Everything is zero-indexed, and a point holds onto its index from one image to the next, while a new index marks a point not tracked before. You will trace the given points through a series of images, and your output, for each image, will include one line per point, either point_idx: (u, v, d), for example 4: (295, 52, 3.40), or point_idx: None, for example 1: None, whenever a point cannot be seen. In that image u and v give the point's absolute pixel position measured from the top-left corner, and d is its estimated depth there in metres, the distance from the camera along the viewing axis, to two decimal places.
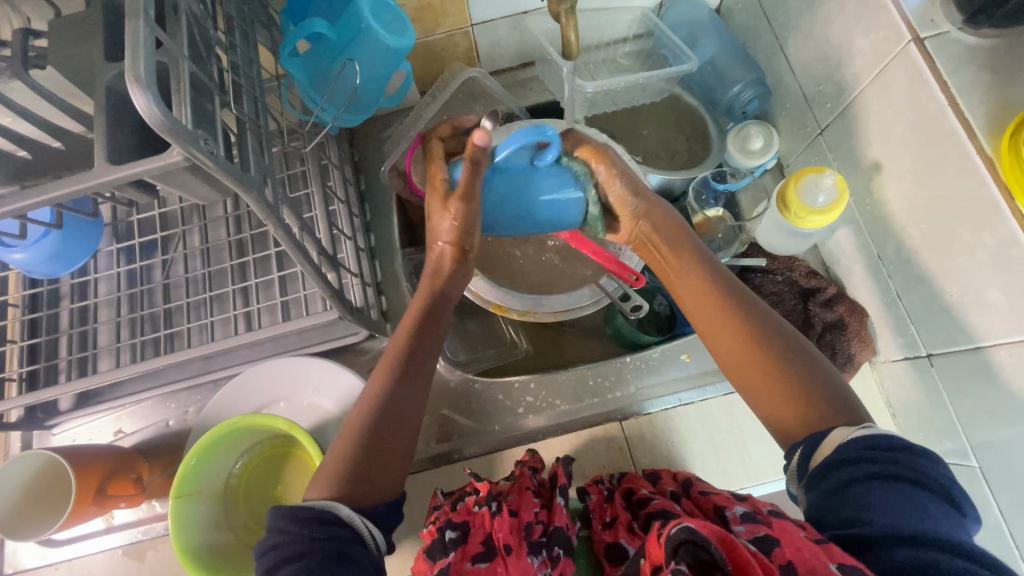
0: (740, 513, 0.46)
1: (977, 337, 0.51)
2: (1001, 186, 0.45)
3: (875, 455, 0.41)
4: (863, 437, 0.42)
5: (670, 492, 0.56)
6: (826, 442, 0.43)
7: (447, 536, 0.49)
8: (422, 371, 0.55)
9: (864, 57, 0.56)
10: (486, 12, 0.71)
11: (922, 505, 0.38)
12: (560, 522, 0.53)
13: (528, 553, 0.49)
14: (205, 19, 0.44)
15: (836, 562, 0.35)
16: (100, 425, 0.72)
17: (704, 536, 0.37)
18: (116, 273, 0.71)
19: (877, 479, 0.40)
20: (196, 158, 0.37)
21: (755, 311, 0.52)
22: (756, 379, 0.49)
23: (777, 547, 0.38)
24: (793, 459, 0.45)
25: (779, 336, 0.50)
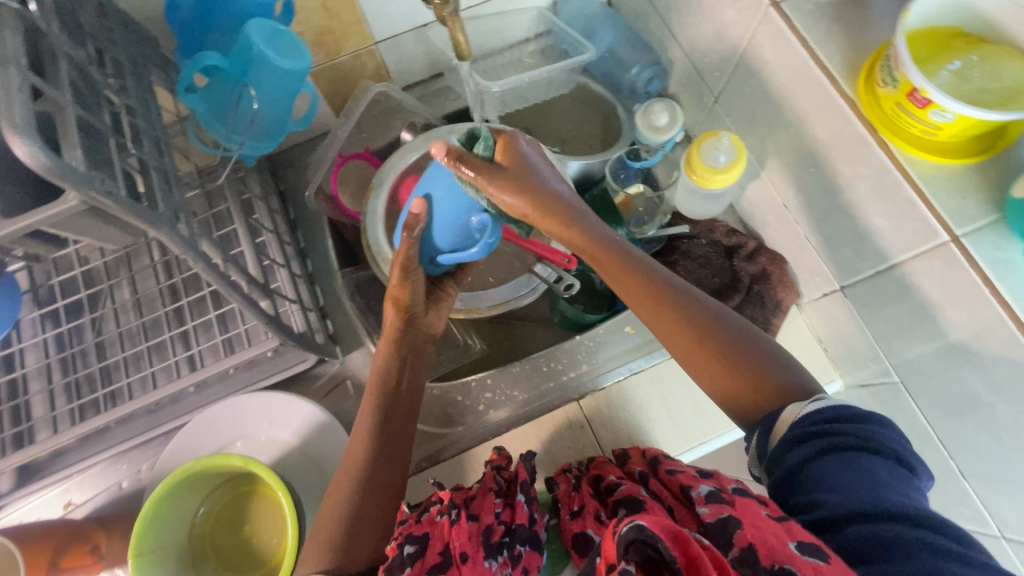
0: (704, 494, 0.46)
1: (875, 262, 0.56)
2: (865, 123, 0.50)
3: (827, 433, 0.45)
4: (814, 415, 0.46)
5: (639, 474, 0.56)
6: (780, 422, 0.47)
7: (405, 551, 0.47)
8: (397, 440, 0.57)
9: (736, 25, 0.61)
10: (386, 29, 0.73)
11: (870, 470, 0.42)
12: (521, 519, 0.52)
13: (484, 558, 0.47)
14: (89, 65, 0.44)
15: (794, 540, 0.39)
16: (48, 501, 0.69)
17: (654, 533, 0.37)
18: (43, 340, 0.68)
19: (827, 452, 0.44)
20: (94, 200, 0.37)
21: (688, 309, 0.54)
22: (707, 366, 0.53)
23: (740, 530, 0.40)
24: (755, 441, 0.50)
25: (716, 326, 0.53)
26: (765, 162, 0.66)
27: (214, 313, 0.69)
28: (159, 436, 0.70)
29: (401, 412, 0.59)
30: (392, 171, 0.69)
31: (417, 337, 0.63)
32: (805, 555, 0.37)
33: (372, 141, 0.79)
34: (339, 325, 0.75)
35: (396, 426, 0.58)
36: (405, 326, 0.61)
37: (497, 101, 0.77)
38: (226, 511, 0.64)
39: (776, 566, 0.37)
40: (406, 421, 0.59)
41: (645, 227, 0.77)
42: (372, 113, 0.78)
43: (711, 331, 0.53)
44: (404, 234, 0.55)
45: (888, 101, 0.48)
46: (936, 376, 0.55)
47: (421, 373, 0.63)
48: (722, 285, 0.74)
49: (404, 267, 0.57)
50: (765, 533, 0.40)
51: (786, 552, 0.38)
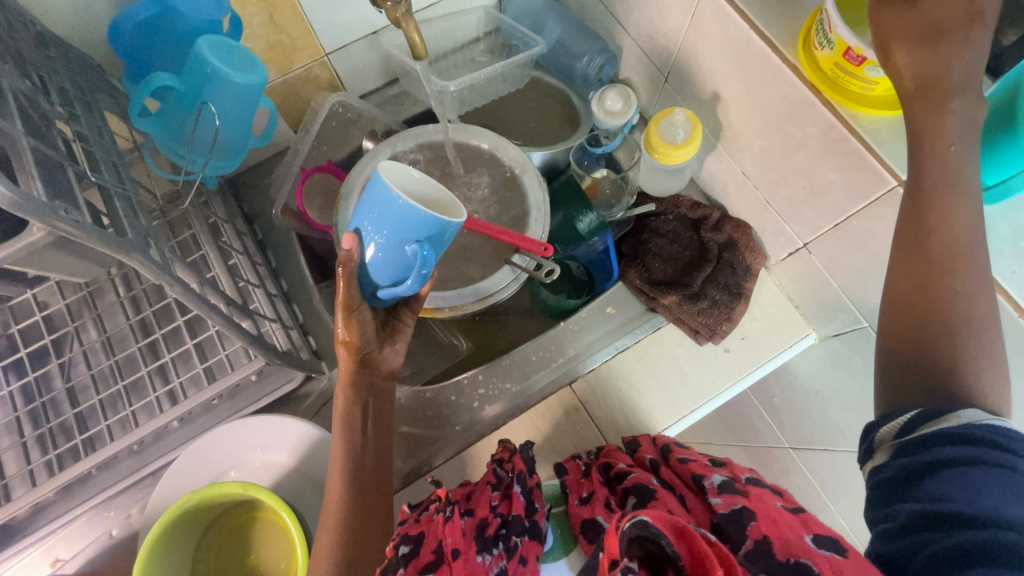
0: (717, 484, 0.51)
1: (833, 215, 0.59)
2: (809, 85, 0.53)
3: (986, 442, 0.40)
4: (995, 429, 0.41)
5: (649, 461, 0.58)
6: (958, 414, 0.42)
7: (401, 551, 0.47)
8: (377, 478, 0.57)
9: (677, 5, 0.64)
10: (336, 39, 0.73)
11: (1023, 495, 0.39)
12: (517, 510, 0.52)
13: (477, 553, 0.47)
14: (37, 95, 0.43)
15: (809, 535, 0.44)
16: (32, 561, 0.65)
17: (659, 530, 0.38)
18: (8, 393, 0.65)
19: (987, 467, 0.40)
20: (60, 230, 0.36)
21: (948, 223, 0.45)
22: (930, 329, 0.46)
23: (755, 522, 0.46)
24: (902, 417, 0.44)
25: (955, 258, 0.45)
26: (720, 134, 0.69)
27: (194, 342, 0.68)
28: (147, 477, 0.68)
29: (378, 453, 0.58)
30: (358, 178, 0.68)
31: (374, 376, 0.60)
32: (820, 549, 0.43)
33: (334, 152, 0.78)
34: (322, 340, 0.74)
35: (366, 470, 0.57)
36: (360, 365, 0.58)
37: (456, 100, 0.77)
38: (228, 543, 0.62)
39: (791, 560, 0.42)
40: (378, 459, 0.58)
41: (615, 210, 0.79)
42: (331, 125, 0.77)
43: (952, 264, 0.45)
44: (341, 273, 0.50)
45: (827, 63, 0.51)
46: None
47: (388, 416, 0.61)
48: (693, 257, 0.76)
49: (346, 307, 0.52)
50: (780, 528, 0.45)
51: (801, 544, 0.43)
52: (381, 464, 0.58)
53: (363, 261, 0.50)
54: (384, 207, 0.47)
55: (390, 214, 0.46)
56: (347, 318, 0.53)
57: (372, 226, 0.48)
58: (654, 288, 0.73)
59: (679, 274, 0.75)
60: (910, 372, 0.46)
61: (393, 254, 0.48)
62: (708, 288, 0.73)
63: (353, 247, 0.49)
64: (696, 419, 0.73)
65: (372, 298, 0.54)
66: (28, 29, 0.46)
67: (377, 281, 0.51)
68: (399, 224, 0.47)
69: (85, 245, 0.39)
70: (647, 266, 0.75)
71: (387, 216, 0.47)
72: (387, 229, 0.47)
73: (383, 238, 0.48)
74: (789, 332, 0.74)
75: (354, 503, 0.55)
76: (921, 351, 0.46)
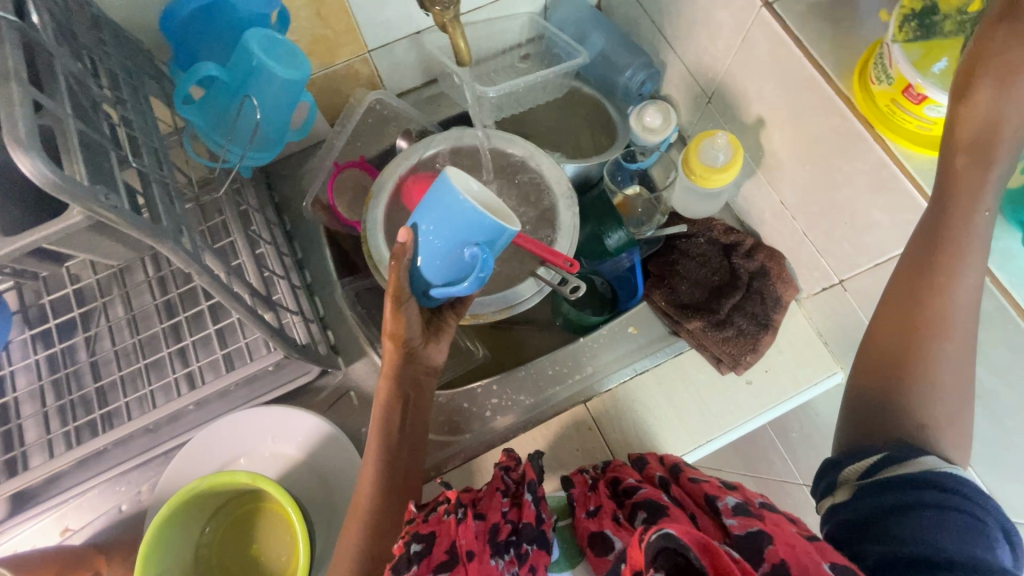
0: (731, 505, 0.48)
1: (874, 255, 0.57)
2: (862, 119, 0.51)
3: (942, 489, 0.41)
4: (950, 473, 0.42)
5: (659, 479, 0.57)
6: (911, 461, 0.43)
7: (412, 549, 0.46)
8: (401, 475, 0.57)
9: (728, 26, 0.62)
10: (380, 36, 0.73)
11: (982, 538, 0.40)
12: (528, 518, 0.50)
13: (491, 556, 0.46)
14: (87, 77, 0.43)
15: (828, 561, 0.40)
16: (44, 528, 0.67)
17: (685, 543, 0.37)
18: (34, 362, 0.67)
19: (948, 510, 0.40)
20: (99, 216, 0.37)
21: (952, 288, 0.45)
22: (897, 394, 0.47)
23: (772, 546, 0.42)
24: (867, 459, 0.45)
25: (947, 325, 0.46)
26: (760, 161, 0.67)
27: (216, 328, 0.67)
28: (159, 456, 0.69)
29: (406, 446, 0.58)
30: (391, 176, 0.68)
31: (416, 372, 0.59)
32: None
33: (368, 148, 0.78)
34: (340, 336, 0.74)
35: (398, 462, 0.57)
36: (404, 360, 0.57)
37: (494, 106, 0.77)
38: (232, 530, 0.62)
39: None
40: (406, 450, 0.58)
41: (645, 228, 0.79)
42: (367, 121, 0.77)
43: (941, 327, 0.46)
44: (392, 265, 0.50)
45: (883, 97, 0.49)
46: None
47: (420, 408, 0.60)
48: (723, 283, 0.74)
49: (395, 298, 0.52)
50: (797, 551, 0.41)
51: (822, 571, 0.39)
52: (414, 459, 0.59)
53: (416, 258, 0.51)
54: (447, 208, 0.47)
55: (453, 215, 0.47)
56: (395, 311, 0.53)
57: (432, 226, 0.48)
58: (679, 312, 0.72)
59: (706, 299, 0.73)
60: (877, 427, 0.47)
61: (450, 256, 0.49)
62: (734, 316, 0.71)
63: (408, 241, 0.49)
64: (713, 449, 0.70)
65: (422, 296, 0.54)
66: (84, 10, 0.47)
67: (429, 279, 0.51)
68: (462, 227, 0.47)
69: (121, 230, 0.40)
70: (673, 289, 0.74)
71: (449, 217, 0.47)
72: (447, 231, 0.48)
73: (442, 240, 0.48)
74: (814, 369, 0.71)
75: (381, 490, 0.55)
76: (894, 406, 0.47)
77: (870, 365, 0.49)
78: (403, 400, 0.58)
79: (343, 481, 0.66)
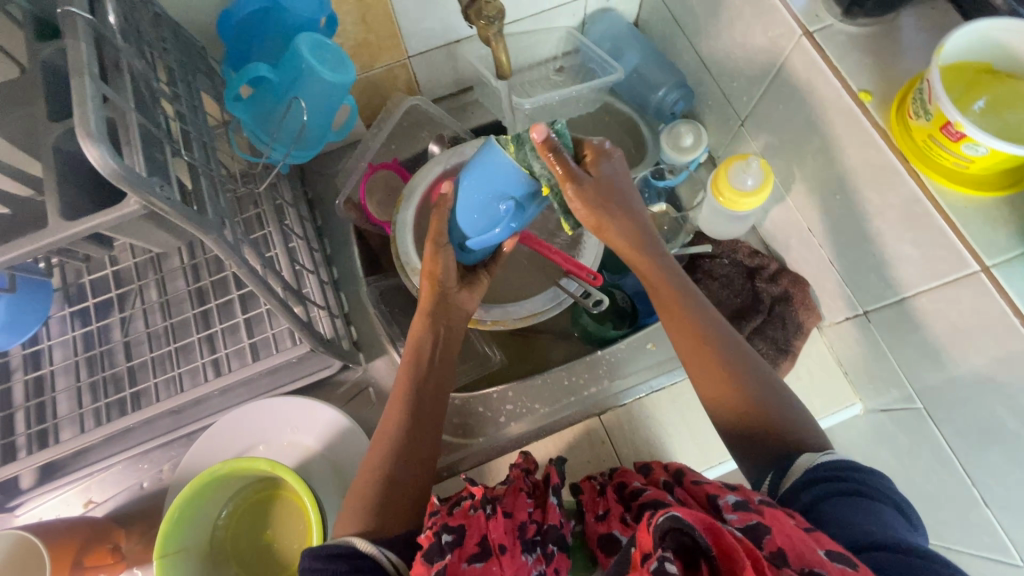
0: (732, 501, 0.45)
1: (901, 288, 0.57)
2: (897, 152, 0.51)
3: (833, 476, 0.45)
4: (823, 462, 0.47)
5: (663, 482, 0.56)
6: (794, 468, 0.48)
7: (443, 539, 0.46)
8: (427, 416, 0.58)
9: (766, 52, 0.62)
10: (421, 43, 0.75)
11: (879, 514, 0.43)
12: (552, 520, 0.52)
13: (522, 552, 0.47)
14: (148, 72, 0.45)
15: (823, 548, 0.39)
16: (68, 498, 0.69)
17: (689, 524, 0.38)
18: (72, 338, 0.70)
19: (838, 495, 0.44)
20: (153, 206, 0.38)
21: (699, 323, 0.57)
22: (743, 416, 0.53)
23: (770, 535, 0.40)
24: (765, 483, 0.50)
25: (735, 345, 0.57)
26: (790, 187, 0.67)
27: (245, 317, 0.69)
28: (182, 437, 0.71)
29: (435, 380, 0.60)
30: (422, 183, 0.69)
31: (451, 314, 0.61)
32: (834, 562, 0.38)
33: (401, 151, 0.80)
34: (363, 332, 0.76)
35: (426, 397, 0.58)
36: (438, 301, 0.60)
37: (528, 117, 0.78)
38: (247, 515, 0.64)
39: (806, 569, 0.38)
40: (433, 389, 0.60)
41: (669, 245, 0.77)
42: (403, 125, 0.79)
43: (724, 363, 0.55)
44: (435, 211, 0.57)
45: (920, 133, 0.49)
46: (959, 404, 0.55)
47: (448, 351, 0.62)
48: (743, 305, 0.75)
49: (433, 241, 0.57)
50: (795, 540, 0.40)
51: (815, 556, 0.38)
52: (440, 394, 0.60)
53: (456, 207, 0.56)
54: (485, 169, 0.50)
55: (491, 174, 0.50)
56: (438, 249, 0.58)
57: (470, 186, 0.52)
58: None
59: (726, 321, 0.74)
60: (755, 448, 0.52)
61: (479, 210, 0.53)
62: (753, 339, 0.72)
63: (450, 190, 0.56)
64: (726, 471, 0.70)
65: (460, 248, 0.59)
66: (148, 8, 0.50)
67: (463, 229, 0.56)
68: (488, 182, 0.50)
69: (171, 220, 0.41)
70: None
71: (488, 178, 0.50)
72: (476, 184, 0.51)
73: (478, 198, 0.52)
74: (832, 399, 0.71)
75: (406, 415, 0.57)
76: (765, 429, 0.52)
77: (720, 412, 0.55)
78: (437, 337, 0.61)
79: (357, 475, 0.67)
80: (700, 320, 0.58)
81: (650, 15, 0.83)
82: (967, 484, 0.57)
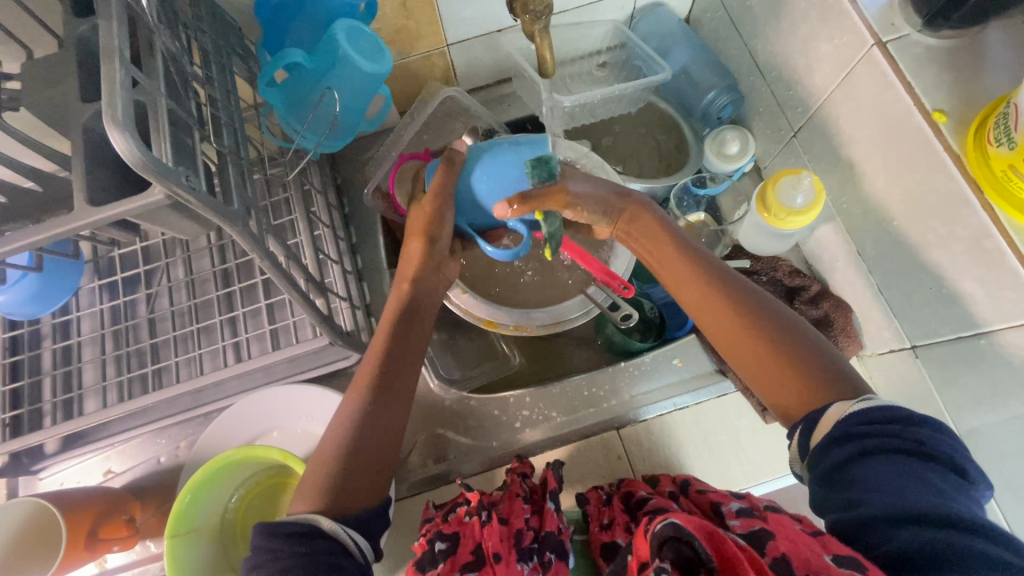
0: (735, 509, 0.48)
1: (959, 327, 0.53)
2: (970, 182, 0.47)
3: (872, 432, 0.41)
4: (859, 413, 0.42)
5: (669, 492, 0.57)
6: (825, 418, 0.43)
7: (436, 548, 0.50)
8: (398, 401, 0.54)
9: (830, 60, 0.58)
10: (461, 32, 0.72)
11: (923, 478, 0.39)
12: (550, 526, 0.53)
13: (517, 560, 0.49)
14: (181, 55, 0.44)
15: (830, 554, 0.38)
16: (88, 467, 0.71)
17: (690, 532, 0.39)
18: (100, 310, 0.71)
19: (877, 455, 0.40)
20: (177, 195, 0.37)
21: (683, 265, 0.55)
22: (755, 359, 0.49)
23: (773, 541, 0.41)
24: (795, 438, 0.46)
25: (758, 308, 0.51)
26: (842, 206, 0.63)
27: (267, 302, 0.69)
28: (199, 416, 0.71)
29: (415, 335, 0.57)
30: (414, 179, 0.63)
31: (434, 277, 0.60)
32: (840, 566, 0.36)
33: (434, 142, 0.78)
34: None
35: (400, 381, 0.54)
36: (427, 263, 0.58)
37: (567, 115, 0.75)
38: (259, 500, 0.65)
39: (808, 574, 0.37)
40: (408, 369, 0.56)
41: None
42: (437, 115, 0.77)
43: (722, 303, 0.52)
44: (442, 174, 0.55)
45: (999, 162, 0.44)
46: (1013, 456, 0.51)
47: (420, 332, 0.58)
48: None
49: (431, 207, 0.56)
50: (800, 547, 0.39)
51: (821, 561, 0.37)
52: (415, 352, 0.57)
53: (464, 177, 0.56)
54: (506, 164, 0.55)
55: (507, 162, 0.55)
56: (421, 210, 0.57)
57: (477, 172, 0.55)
58: None
59: None
60: (778, 388, 0.48)
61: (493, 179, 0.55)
62: None
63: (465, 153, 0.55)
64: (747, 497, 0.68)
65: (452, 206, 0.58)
66: None
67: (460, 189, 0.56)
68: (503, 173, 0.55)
69: (196, 210, 0.40)
70: None
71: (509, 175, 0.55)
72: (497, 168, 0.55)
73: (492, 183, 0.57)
74: None
75: (377, 372, 0.54)
76: (776, 378, 0.48)
77: (732, 357, 0.51)
78: (411, 327, 0.57)
79: None
80: (716, 284, 0.53)
81: (703, 12, 0.79)
82: None
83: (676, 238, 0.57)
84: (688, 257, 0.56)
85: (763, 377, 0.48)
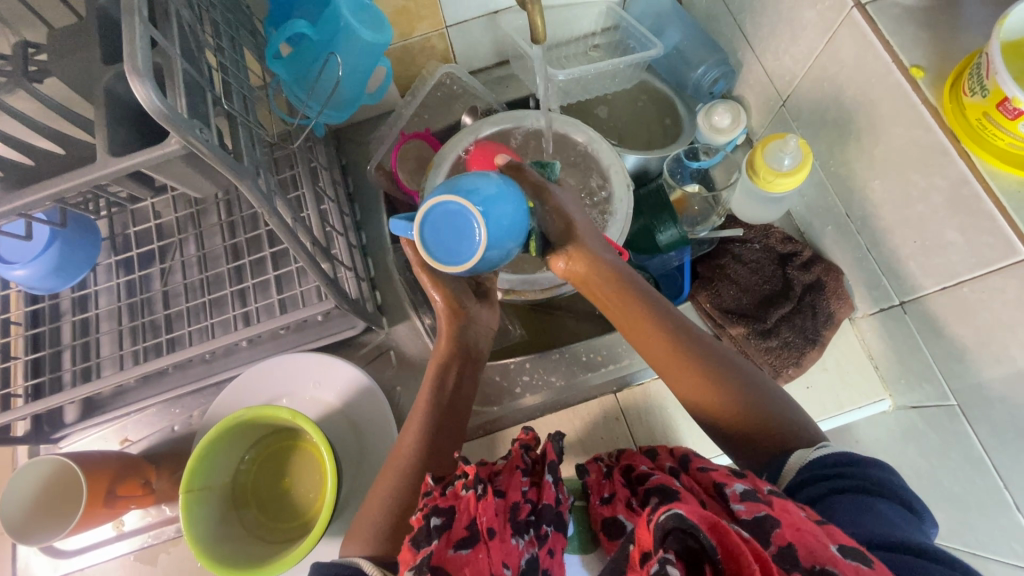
0: (740, 491, 0.44)
1: (943, 278, 0.54)
2: (947, 132, 0.48)
3: (831, 474, 0.47)
4: (825, 457, 0.48)
5: (669, 468, 0.53)
6: (786, 470, 0.49)
7: (431, 523, 0.45)
8: (454, 397, 0.61)
9: (814, 26, 0.60)
10: (460, 12, 0.76)
11: (882, 510, 0.44)
12: (548, 499, 0.50)
13: (511, 535, 0.46)
14: (194, 24, 0.47)
15: (836, 544, 0.38)
16: (106, 435, 0.74)
17: (693, 524, 0.37)
18: (116, 285, 0.74)
19: (839, 493, 0.45)
20: (192, 146, 0.39)
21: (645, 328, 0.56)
22: (726, 415, 0.53)
23: (779, 529, 0.39)
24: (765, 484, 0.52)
25: (731, 372, 0.54)
26: (830, 170, 0.65)
27: (275, 274, 0.71)
28: (210, 385, 0.74)
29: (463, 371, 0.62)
30: (454, 149, 0.69)
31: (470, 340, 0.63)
32: (846, 558, 0.37)
33: (433, 121, 0.80)
34: (387, 297, 0.78)
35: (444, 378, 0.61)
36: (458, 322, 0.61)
37: (562, 91, 0.78)
38: (270, 461, 0.67)
39: (816, 567, 0.36)
40: (466, 380, 0.62)
41: (698, 228, 0.78)
42: (437, 95, 0.80)
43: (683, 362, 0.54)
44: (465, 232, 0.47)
45: (975, 111, 0.46)
46: (999, 400, 0.52)
47: (469, 366, 0.63)
48: (772, 292, 0.74)
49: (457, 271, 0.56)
50: (804, 534, 0.39)
51: (828, 553, 0.37)
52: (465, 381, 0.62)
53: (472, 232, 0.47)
54: (495, 188, 0.47)
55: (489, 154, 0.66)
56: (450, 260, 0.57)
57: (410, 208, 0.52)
58: (724, 316, 0.73)
59: (753, 307, 0.74)
60: (751, 443, 0.52)
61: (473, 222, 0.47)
62: (780, 327, 0.71)
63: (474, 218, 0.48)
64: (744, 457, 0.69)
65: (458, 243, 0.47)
66: None
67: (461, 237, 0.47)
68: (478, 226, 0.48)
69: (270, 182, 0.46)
70: (719, 292, 0.75)
71: (512, 206, 0.47)
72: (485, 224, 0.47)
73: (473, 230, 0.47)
74: (858, 392, 0.69)
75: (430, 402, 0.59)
76: (746, 433, 0.52)
77: (705, 415, 0.54)
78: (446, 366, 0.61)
79: (373, 434, 0.69)
80: (679, 343, 0.55)
81: None
82: (999, 487, 0.54)
83: (638, 297, 0.56)
84: (654, 317, 0.56)
85: (736, 430, 0.52)
